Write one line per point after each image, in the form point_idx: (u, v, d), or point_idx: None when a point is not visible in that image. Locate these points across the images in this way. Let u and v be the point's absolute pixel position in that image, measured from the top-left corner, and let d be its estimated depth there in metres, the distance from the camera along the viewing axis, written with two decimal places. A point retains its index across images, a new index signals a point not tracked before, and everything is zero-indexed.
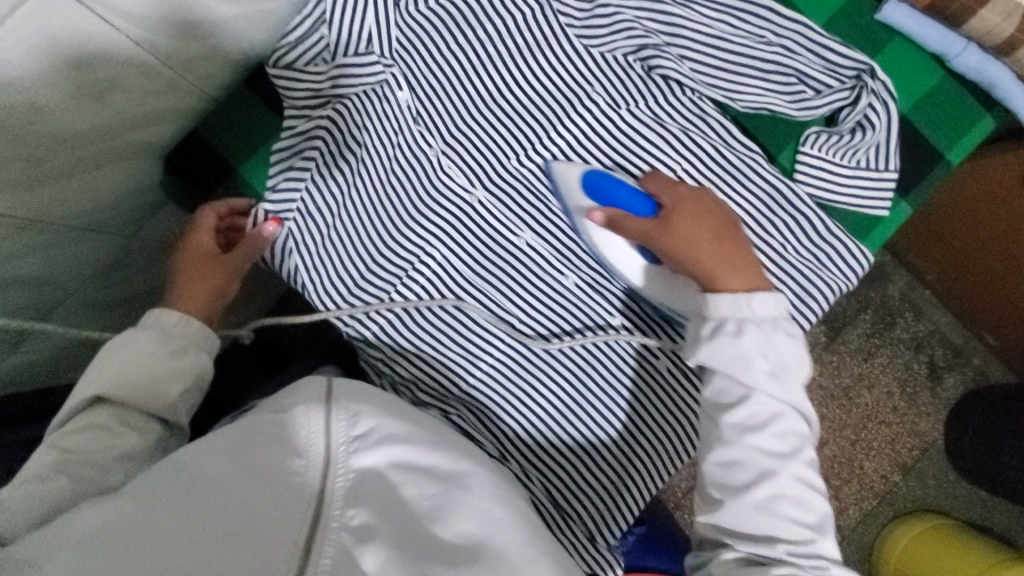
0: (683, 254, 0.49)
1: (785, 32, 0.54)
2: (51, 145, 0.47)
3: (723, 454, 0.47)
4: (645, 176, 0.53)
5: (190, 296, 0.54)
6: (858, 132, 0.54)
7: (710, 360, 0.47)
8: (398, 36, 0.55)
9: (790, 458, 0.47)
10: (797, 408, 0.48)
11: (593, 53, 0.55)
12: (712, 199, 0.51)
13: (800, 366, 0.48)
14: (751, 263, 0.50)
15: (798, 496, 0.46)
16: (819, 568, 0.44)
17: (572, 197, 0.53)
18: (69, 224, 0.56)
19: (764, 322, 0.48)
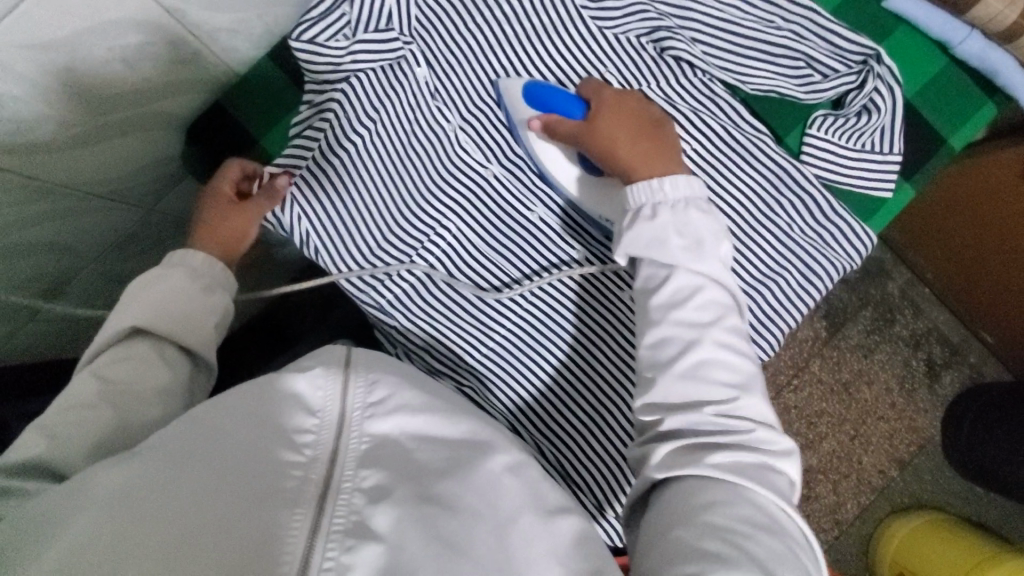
0: (608, 148, 0.52)
1: (794, 18, 0.56)
2: (83, 108, 0.48)
3: (650, 335, 0.48)
4: (581, 81, 0.55)
5: (211, 244, 0.56)
6: (865, 115, 0.55)
7: (632, 248, 0.49)
8: (418, 14, 0.57)
9: (709, 327, 0.47)
10: (716, 278, 0.49)
11: (607, 34, 0.56)
12: (640, 100, 0.54)
13: (716, 236, 0.49)
14: (670, 155, 0.52)
15: (720, 359, 0.46)
16: (743, 428, 0.44)
17: (515, 111, 0.55)
18: (93, 191, 0.57)
19: (679, 204, 0.50)
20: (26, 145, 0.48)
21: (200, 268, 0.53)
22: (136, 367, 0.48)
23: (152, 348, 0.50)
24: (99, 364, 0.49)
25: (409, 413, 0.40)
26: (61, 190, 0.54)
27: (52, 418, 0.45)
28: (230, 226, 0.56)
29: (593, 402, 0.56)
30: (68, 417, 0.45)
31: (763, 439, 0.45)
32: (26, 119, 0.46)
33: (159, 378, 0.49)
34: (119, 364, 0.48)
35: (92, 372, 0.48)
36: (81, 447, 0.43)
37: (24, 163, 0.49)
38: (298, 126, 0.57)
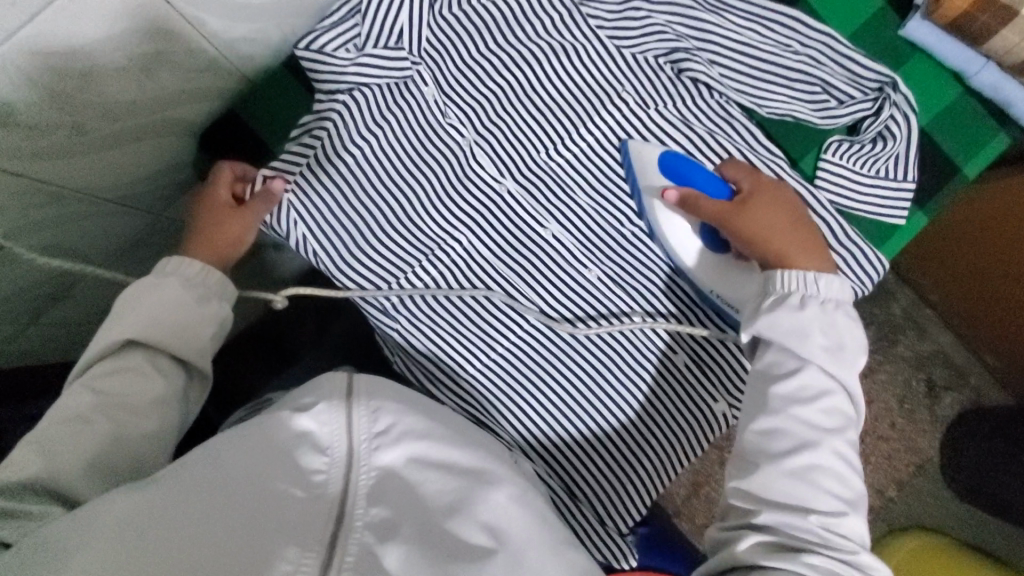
0: (755, 235, 0.51)
1: (812, 43, 0.56)
2: (97, 113, 0.48)
3: (763, 421, 0.48)
4: (725, 160, 0.55)
5: (206, 250, 0.54)
6: (880, 142, 0.55)
7: (767, 331, 0.49)
8: (429, 36, 0.57)
9: (831, 433, 0.48)
10: (849, 389, 0.49)
11: (625, 54, 0.57)
12: (789, 189, 0.54)
13: (854, 348, 0.49)
14: (820, 247, 0.52)
15: (833, 467, 0.47)
16: (846, 550, 0.44)
17: (643, 176, 0.55)
18: (103, 195, 0.56)
19: (828, 302, 0.50)
20: (37, 151, 0.47)
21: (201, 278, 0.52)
22: (133, 381, 0.48)
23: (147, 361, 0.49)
24: (94, 373, 0.48)
25: (416, 437, 0.41)
26: (72, 194, 0.54)
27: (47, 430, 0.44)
28: (224, 230, 0.54)
29: (601, 421, 0.55)
30: (66, 430, 0.44)
31: (866, 563, 0.44)
32: (38, 125, 0.45)
33: (158, 392, 0.48)
34: (118, 374, 0.48)
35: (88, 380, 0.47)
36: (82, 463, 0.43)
37: (34, 168, 0.48)
38: (299, 131, 0.56)
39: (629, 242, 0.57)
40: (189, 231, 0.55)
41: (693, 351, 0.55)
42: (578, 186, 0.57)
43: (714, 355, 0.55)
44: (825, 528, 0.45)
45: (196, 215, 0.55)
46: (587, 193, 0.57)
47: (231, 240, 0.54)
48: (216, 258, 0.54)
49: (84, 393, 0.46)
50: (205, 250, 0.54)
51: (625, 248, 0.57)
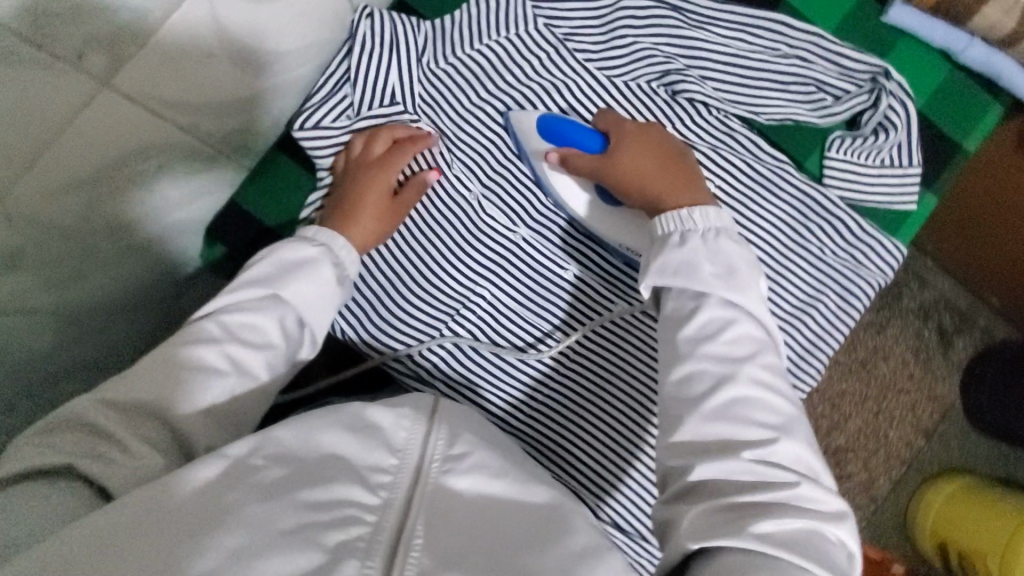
0: (632, 178, 0.50)
1: (799, 44, 0.56)
2: (109, 236, 0.46)
3: (677, 370, 0.41)
4: (598, 114, 0.55)
5: (352, 228, 0.53)
6: (882, 132, 0.56)
7: (659, 277, 0.44)
8: (422, 91, 0.57)
9: (744, 361, 0.40)
10: (752, 314, 0.43)
11: (618, 82, 0.56)
12: (662, 130, 0.53)
13: (749, 267, 0.44)
14: (695, 180, 0.51)
15: (760, 399, 0.39)
16: (787, 484, 0.36)
17: (529, 142, 0.54)
18: (120, 307, 0.54)
19: (711, 232, 0.45)
20: (60, 285, 0.45)
21: (300, 271, 0.48)
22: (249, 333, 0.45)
23: (265, 318, 0.46)
24: (193, 328, 0.44)
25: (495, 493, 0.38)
26: (93, 315, 0.52)
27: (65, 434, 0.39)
28: (372, 211, 0.54)
29: (632, 451, 0.54)
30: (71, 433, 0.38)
31: (810, 497, 0.36)
32: (50, 262, 0.43)
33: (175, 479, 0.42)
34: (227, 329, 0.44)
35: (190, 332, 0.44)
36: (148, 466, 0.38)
37: (54, 301, 0.46)
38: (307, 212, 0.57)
39: (591, 243, 0.56)
40: (340, 197, 0.54)
41: None
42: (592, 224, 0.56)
43: None
44: (764, 465, 0.37)
45: (353, 182, 0.54)
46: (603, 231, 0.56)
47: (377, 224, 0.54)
48: (366, 238, 0.53)
49: (154, 363, 0.42)
50: (360, 227, 0.53)
51: (605, 262, 0.56)
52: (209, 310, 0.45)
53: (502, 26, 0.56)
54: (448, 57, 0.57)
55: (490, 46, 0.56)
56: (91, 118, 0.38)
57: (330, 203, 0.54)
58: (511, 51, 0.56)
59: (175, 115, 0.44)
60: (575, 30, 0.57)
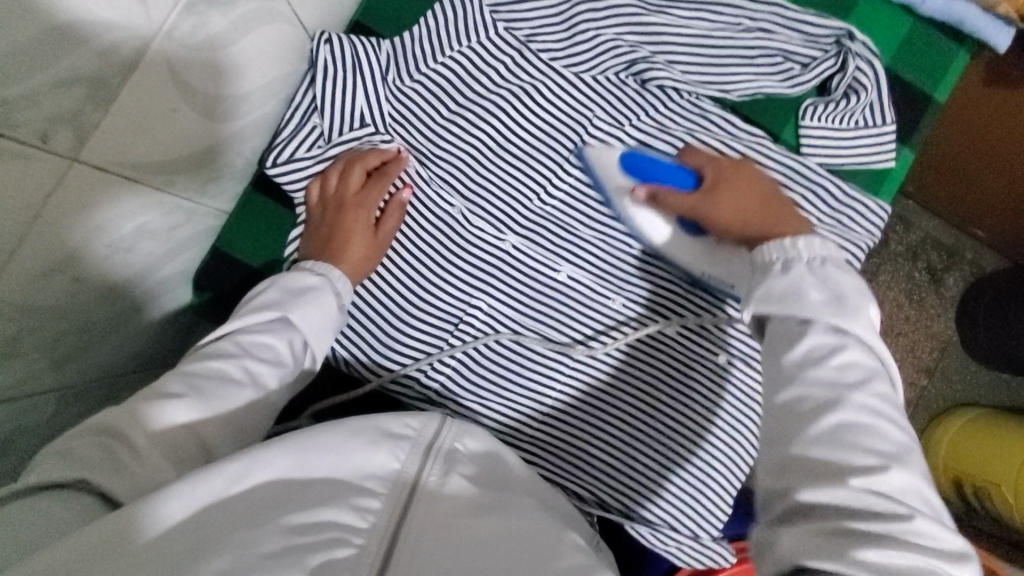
0: (725, 219, 0.50)
1: (761, 16, 0.56)
2: (102, 306, 0.46)
3: (786, 394, 0.40)
4: (686, 149, 0.54)
5: (344, 258, 0.53)
6: (852, 95, 0.56)
7: (764, 304, 0.43)
8: (391, 110, 0.57)
9: (856, 389, 0.39)
10: (863, 341, 0.41)
11: (585, 78, 0.56)
12: (756, 168, 0.52)
13: (859, 295, 0.43)
14: (795, 220, 0.49)
15: (871, 425, 0.38)
16: (899, 521, 0.34)
17: (608, 179, 0.55)
18: (124, 370, 0.55)
19: (816, 259, 0.44)
20: (63, 362, 0.46)
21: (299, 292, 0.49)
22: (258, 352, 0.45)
23: (275, 339, 0.46)
24: (210, 348, 0.45)
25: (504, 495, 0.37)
26: (99, 382, 0.52)
27: (78, 443, 0.37)
28: (361, 238, 0.54)
29: (654, 444, 0.54)
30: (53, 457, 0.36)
31: (925, 532, 0.34)
32: (46, 342, 0.43)
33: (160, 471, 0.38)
34: (242, 349, 0.45)
35: (204, 353, 0.44)
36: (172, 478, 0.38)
37: (54, 378, 0.46)
38: (291, 250, 0.57)
39: (592, 243, 0.57)
40: (324, 228, 0.54)
41: (735, 349, 0.55)
42: (580, 223, 0.57)
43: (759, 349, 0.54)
44: (874, 494, 0.35)
45: (331, 216, 0.54)
46: (591, 228, 0.57)
47: (369, 249, 0.54)
48: (357, 268, 0.54)
49: (172, 376, 0.42)
50: (348, 259, 0.53)
51: (620, 264, 0.56)
52: (223, 333, 0.46)
53: (463, 36, 0.55)
54: (414, 74, 0.56)
55: (454, 57, 0.56)
56: (71, 200, 0.38)
57: (312, 234, 0.55)
58: (476, 60, 0.56)
59: (150, 176, 0.44)
60: (537, 31, 0.56)
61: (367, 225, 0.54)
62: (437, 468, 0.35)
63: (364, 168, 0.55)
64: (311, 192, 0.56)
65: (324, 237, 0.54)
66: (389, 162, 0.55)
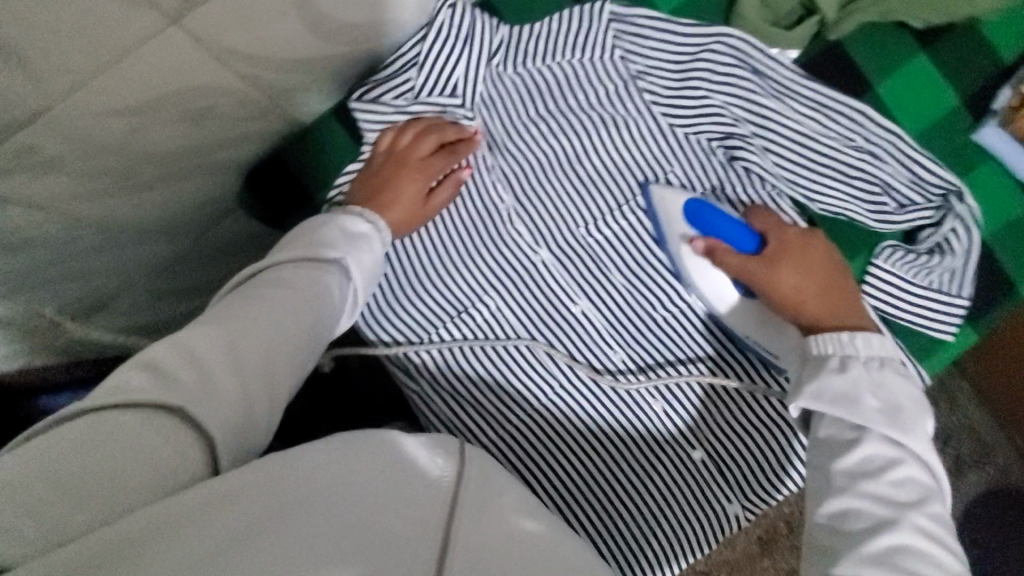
0: (789, 291, 0.48)
1: (877, 140, 0.53)
2: (150, 160, 0.48)
3: (832, 505, 0.40)
4: (752, 210, 0.52)
5: (392, 212, 0.53)
6: (936, 253, 0.53)
7: (816, 400, 0.42)
8: (483, 90, 0.56)
9: (910, 509, 0.39)
10: (917, 456, 0.41)
11: (678, 133, 0.54)
12: (824, 241, 0.50)
13: (914, 407, 0.42)
14: (857, 304, 0.48)
15: (922, 551, 0.37)
16: None
17: (669, 225, 0.52)
18: (149, 226, 0.56)
19: (873, 361, 0.44)
20: (96, 192, 0.48)
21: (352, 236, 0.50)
22: (309, 287, 0.44)
23: (325, 275, 0.45)
24: (259, 286, 0.43)
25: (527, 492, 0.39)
26: (121, 227, 0.54)
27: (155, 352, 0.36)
28: (413, 196, 0.54)
29: (603, 504, 0.55)
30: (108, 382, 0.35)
31: None
32: (88, 171, 0.45)
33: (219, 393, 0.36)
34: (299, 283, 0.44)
35: (269, 279, 0.44)
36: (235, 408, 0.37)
37: (83, 206, 0.48)
38: (335, 191, 0.57)
39: (617, 290, 0.55)
40: (379, 179, 0.54)
41: (712, 449, 0.54)
42: (615, 266, 0.55)
43: (734, 459, 0.54)
44: None
45: (390, 170, 0.54)
46: (624, 275, 0.55)
47: (418, 208, 0.55)
48: (399, 224, 0.54)
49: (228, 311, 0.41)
50: (395, 214, 0.54)
51: (647, 325, 0.55)
52: (278, 268, 0.45)
53: (577, 49, 0.54)
54: (518, 65, 0.55)
55: (559, 65, 0.54)
56: (155, 57, 0.40)
57: (364, 181, 0.55)
58: (580, 74, 0.54)
59: (237, 64, 0.45)
60: (649, 69, 0.54)
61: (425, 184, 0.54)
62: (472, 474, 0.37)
63: (440, 132, 0.55)
64: (377, 141, 0.56)
65: (379, 186, 0.54)
66: (462, 141, 0.56)
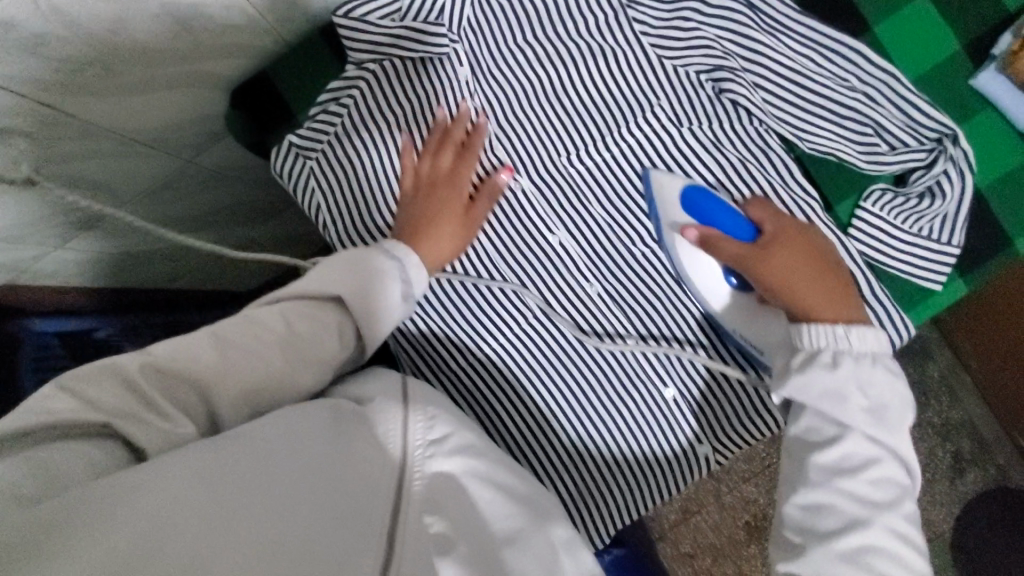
0: (789, 287, 0.48)
1: (871, 80, 0.51)
2: (132, 58, 0.48)
3: (807, 498, 0.44)
4: (748, 200, 0.51)
5: (433, 241, 0.52)
6: (928, 198, 0.52)
7: (802, 395, 0.45)
8: (469, 14, 0.54)
9: (884, 508, 0.44)
10: (895, 451, 0.45)
11: (667, 65, 0.53)
12: (818, 232, 0.50)
13: (900, 406, 0.46)
14: (852, 294, 0.49)
15: (892, 551, 0.42)
16: None
17: (665, 211, 0.52)
18: (135, 137, 0.57)
19: (864, 357, 0.46)
20: (79, 89, 0.48)
21: (356, 262, 0.48)
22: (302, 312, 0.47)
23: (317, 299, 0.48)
24: (264, 315, 0.47)
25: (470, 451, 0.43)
26: (107, 133, 0.54)
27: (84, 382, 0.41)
28: (447, 216, 0.53)
29: (574, 439, 0.54)
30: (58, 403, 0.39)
31: None
32: (67, 63, 0.45)
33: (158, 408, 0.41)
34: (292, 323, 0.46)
35: (247, 315, 0.47)
36: (197, 383, 0.43)
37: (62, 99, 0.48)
38: (317, 109, 0.56)
39: (597, 222, 0.55)
40: (412, 211, 0.53)
41: (684, 388, 0.53)
42: (595, 198, 0.55)
43: (706, 398, 0.53)
44: None
45: (422, 200, 0.53)
46: (604, 207, 0.55)
47: (460, 229, 0.53)
48: (443, 253, 0.53)
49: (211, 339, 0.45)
50: (439, 245, 0.52)
51: (625, 259, 0.54)
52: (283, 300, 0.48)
53: None
54: None
55: None
56: None
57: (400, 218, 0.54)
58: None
59: None
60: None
61: (451, 199, 0.53)
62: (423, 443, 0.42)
63: (451, 134, 0.54)
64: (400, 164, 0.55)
65: (414, 216, 0.53)
66: (471, 137, 0.54)
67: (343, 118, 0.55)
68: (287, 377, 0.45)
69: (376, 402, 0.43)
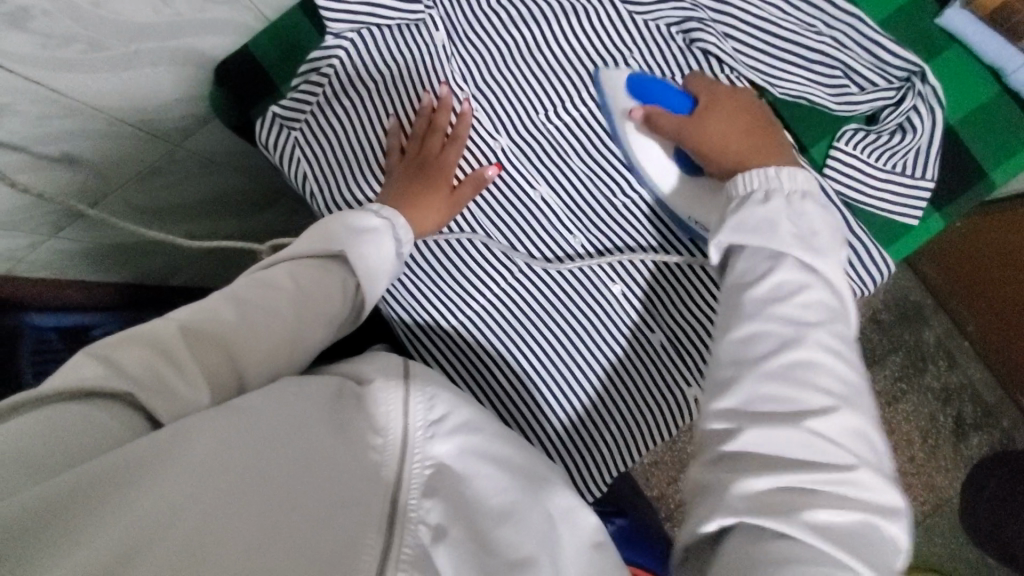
0: (723, 146, 0.49)
1: (839, 25, 0.52)
2: (117, 34, 0.49)
3: (743, 330, 0.41)
4: (687, 77, 0.53)
5: (416, 212, 0.53)
6: (900, 134, 0.52)
7: (734, 233, 0.43)
8: None
9: (817, 328, 0.40)
10: (830, 283, 0.42)
11: (638, 20, 0.55)
12: (752, 98, 0.52)
13: (829, 236, 0.44)
14: (787, 147, 0.49)
15: (829, 365, 0.39)
16: (845, 478, 0.36)
17: (614, 102, 0.53)
18: (123, 117, 0.58)
19: (795, 194, 0.45)
20: (66, 66, 0.49)
21: (355, 230, 0.49)
22: (316, 282, 0.47)
23: (332, 267, 0.48)
24: (264, 275, 0.47)
25: (471, 430, 0.42)
26: (95, 113, 0.55)
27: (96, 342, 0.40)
28: (433, 191, 0.54)
29: (567, 387, 0.55)
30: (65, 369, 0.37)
31: (866, 485, 0.36)
32: (55, 40, 0.46)
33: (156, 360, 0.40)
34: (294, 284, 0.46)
35: (250, 279, 0.46)
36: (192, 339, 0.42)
37: (50, 77, 0.49)
38: (298, 80, 0.57)
39: (577, 175, 0.56)
40: (400, 184, 0.54)
41: (670, 333, 0.54)
42: (575, 152, 0.56)
43: (694, 340, 0.53)
44: (825, 445, 0.37)
45: (412, 173, 0.54)
46: (583, 160, 0.56)
47: (442, 206, 0.54)
48: (424, 224, 0.54)
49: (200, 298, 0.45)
50: (420, 215, 0.53)
51: (606, 209, 0.55)
52: (280, 261, 0.48)
53: None
54: None
55: None
56: None
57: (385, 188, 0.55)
58: None
59: None
60: None
61: (439, 176, 0.54)
62: (424, 428, 0.41)
63: (443, 113, 0.55)
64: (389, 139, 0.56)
65: (401, 186, 0.54)
66: (460, 119, 0.55)
67: (325, 88, 0.57)
68: (298, 347, 0.45)
69: (374, 384, 0.42)
